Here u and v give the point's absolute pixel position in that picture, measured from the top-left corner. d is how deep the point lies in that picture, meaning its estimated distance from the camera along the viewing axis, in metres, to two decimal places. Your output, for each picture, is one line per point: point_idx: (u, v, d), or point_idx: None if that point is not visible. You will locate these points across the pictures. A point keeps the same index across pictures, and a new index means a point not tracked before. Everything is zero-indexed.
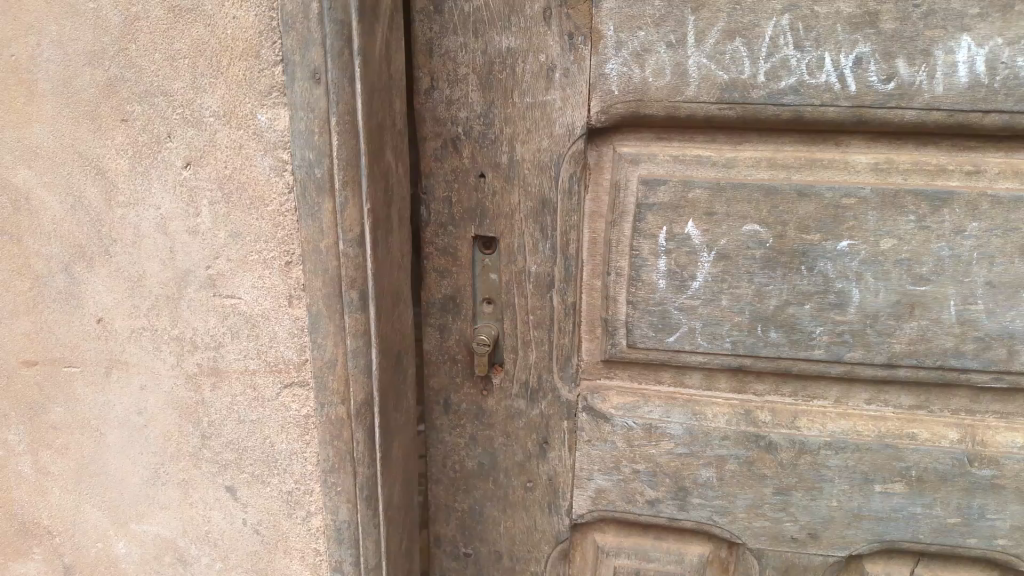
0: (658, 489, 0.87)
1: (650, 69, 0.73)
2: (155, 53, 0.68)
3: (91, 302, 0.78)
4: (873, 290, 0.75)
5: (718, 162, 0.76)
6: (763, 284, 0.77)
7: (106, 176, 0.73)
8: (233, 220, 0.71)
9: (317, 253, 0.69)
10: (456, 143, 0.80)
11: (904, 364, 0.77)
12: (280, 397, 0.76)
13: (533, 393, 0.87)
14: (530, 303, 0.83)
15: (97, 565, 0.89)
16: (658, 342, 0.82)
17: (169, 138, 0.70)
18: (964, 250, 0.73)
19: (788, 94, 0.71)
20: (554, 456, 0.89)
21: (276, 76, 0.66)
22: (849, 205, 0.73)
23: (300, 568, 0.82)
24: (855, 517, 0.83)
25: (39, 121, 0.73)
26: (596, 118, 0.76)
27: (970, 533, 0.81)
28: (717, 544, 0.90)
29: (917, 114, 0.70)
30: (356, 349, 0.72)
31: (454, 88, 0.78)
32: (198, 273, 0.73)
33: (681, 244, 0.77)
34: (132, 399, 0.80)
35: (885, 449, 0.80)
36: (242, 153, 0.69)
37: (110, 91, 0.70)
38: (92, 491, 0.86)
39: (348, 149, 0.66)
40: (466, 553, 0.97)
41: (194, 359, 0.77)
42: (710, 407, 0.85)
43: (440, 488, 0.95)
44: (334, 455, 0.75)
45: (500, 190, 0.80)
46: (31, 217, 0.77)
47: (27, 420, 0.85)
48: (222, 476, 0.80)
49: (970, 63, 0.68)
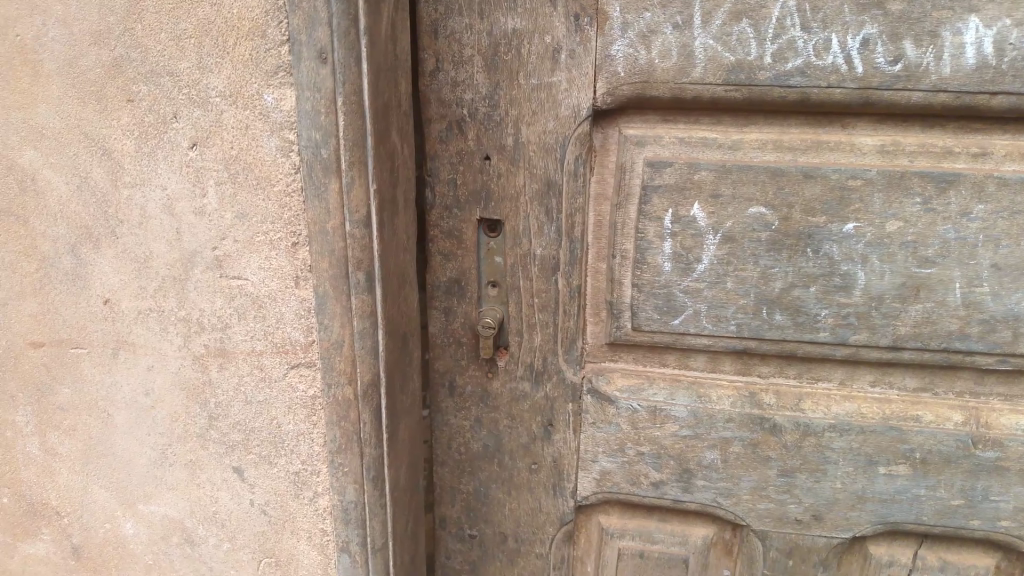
0: (662, 471, 0.88)
1: (656, 51, 0.73)
2: (161, 33, 0.68)
3: (98, 283, 0.78)
4: (878, 272, 0.75)
5: (724, 145, 0.76)
6: (768, 266, 0.77)
7: (112, 157, 0.73)
8: (239, 201, 0.71)
9: (323, 234, 0.69)
10: (462, 125, 0.80)
11: (909, 347, 0.78)
12: (286, 379, 0.76)
13: (538, 376, 0.87)
14: (535, 285, 0.83)
15: (105, 545, 0.89)
16: (662, 324, 0.82)
17: (175, 118, 0.70)
18: (970, 232, 0.73)
19: (794, 76, 0.71)
20: (559, 438, 0.89)
21: (281, 56, 0.65)
22: (855, 186, 0.73)
23: (307, 548, 0.82)
24: (859, 499, 0.84)
25: (45, 101, 0.73)
26: (601, 99, 0.75)
27: (973, 515, 0.82)
28: (721, 526, 0.91)
29: (925, 96, 0.70)
30: (362, 330, 0.72)
31: (459, 69, 0.78)
32: (204, 255, 0.73)
33: (686, 226, 0.77)
34: (139, 381, 0.80)
35: (889, 431, 0.81)
36: (248, 133, 0.69)
37: (116, 72, 0.70)
38: (100, 472, 0.86)
39: (354, 130, 0.66)
40: (471, 535, 0.98)
41: (201, 340, 0.77)
42: (714, 389, 0.85)
43: (445, 470, 0.95)
44: (340, 436, 0.76)
45: (506, 172, 0.80)
46: (38, 199, 0.77)
47: (34, 402, 0.85)
48: (230, 457, 0.81)
49: (977, 44, 0.67)
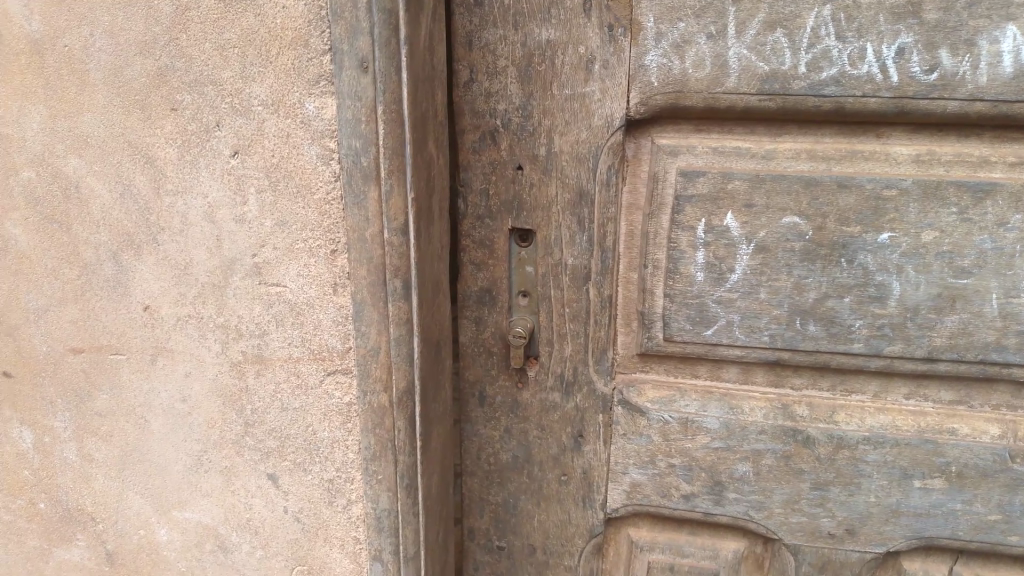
0: (694, 484, 0.87)
1: (689, 61, 0.73)
2: (206, 42, 0.69)
3: (138, 289, 0.79)
4: (914, 283, 0.75)
5: (758, 154, 0.76)
6: (802, 277, 0.77)
7: (154, 165, 0.74)
8: (280, 209, 0.71)
9: (361, 241, 0.70)
10: (495, 135, 0.80)
11: (944, 358, 0.77)
12: (322, 385, 0.76)
13: (568, 386, 0.87)
14: (566, 295, 0.83)
15: (139, 552, 0.90)
16: (694, 335, 0.82)
17: (218, 127, 0.71)
18: (1007, 243, 0.72)
19: (829, 85, 0.71)
20: (589, 450, 0.89)
21: (324, 65, 0.66)
22: (890, 196, 0.73)
23: (340, 556, 0.82)
24: (894, 513, 0.83)
25: (90, 110, 0.75)
26: (635, 109, 0.76)
27: (1011, 530, 0.80)
28: (753, 539, 0.90)
29: (960, 104, 0.70)
30: (399, 337, 0.72)
31: (493, 79, 0.78)
32: (244, 261, 0.74)
33: (719, 236, 0.77)
34: (177, 387, 0.81)
35: (925, 444, 0.80)
36: (290, 142, 0.69)
37: (161, 81, 0.71)
38: (136, 478, 0.87)
39: (393, 138, 0.67)
40: (500, 546, 0.97)
41: (239, 346, 0.78)
42: (747, 401, 0.84)
43: (475, 481, 0.95)
44: (375, 442, 0.76)
45: (538, 182, 0.80)
46: (81, 206, 0.78)
47: (72, 408, 0.86)
48: (265, 464, 0.81)
49: (1015, 53, 0.67)
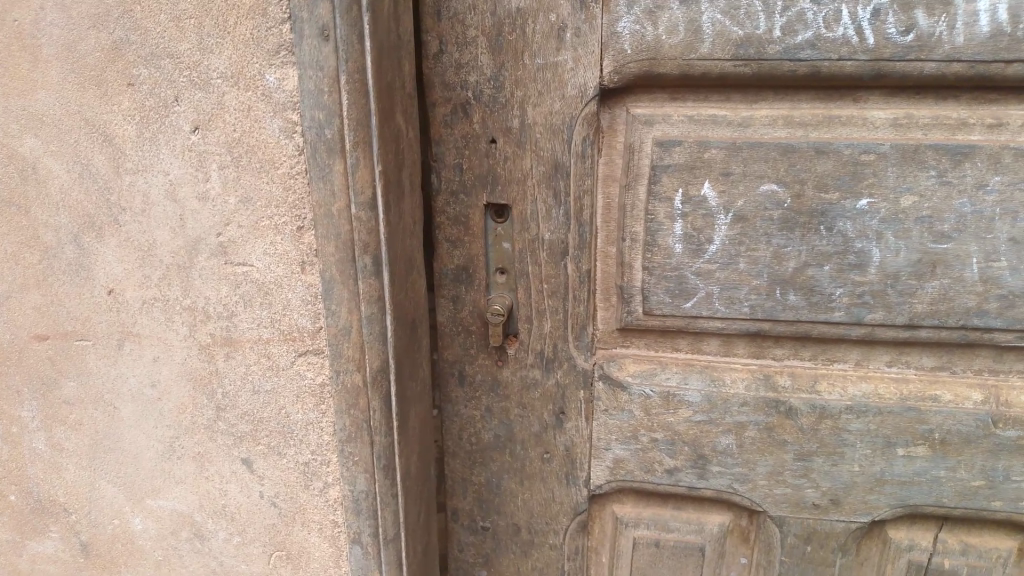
0: (677, 458, 0.86)
1: (662, 27, 0.71)
2: (161, 14, 0.67)
3: (101, 272, 0.77)
4: (893, 249, 0.74)
5: (734, 122, 0.74)
6: (781, 246, 0.76)
7: (114, 143, 0.72)
8: (243, 184, 0.70)
9: (329, 217, 0.68)
10: (466, 108, 0.78)
11: (926, 325, 0.76)
12: (294, 366, 0.75)
13: (549, 363, 0.86)
14: (544, 271, 0.82)
15: (113, 543, 0.88)
16: (674, 308, 0.81)
17: (177, 101, 0.69)
18: (986, 206, 0.71)
19: (804, 48, 0.70)
20: (571, 426, 0.88)
21: (284, 35, 0.65)
22: (868, 161, 0.72)
23: (319, 540, 0.81)
24: (878, 482, 0.82)
25: (44, 87, 0.72)
26: (608, 78, 0.74)
27: (994, 496, 0.80)
28: (737, 512, 0.89)
29: (938, 66, 0.69)
30: (371, 315, 0.71)
31: (463, 50, 0.76)
32: (209, 240, 0.72)
33: (697, 206, 0.76)
34: (145, 371, 0.79)
35: (908, 412, 0.79)
36: (252, 115, 0.68)
37: (116, 55, 0.69)
38: (107, 467, 0.85)
39: (358, 110, 0.65)
40: (483, 526, 0.96)
41: (207, 329, 0.76)
42: (728, 372, 0.83)
43: (456, 462, 0.94)
44: (351, 424, 0.75)
45: (512, 155, 0.79)
46: (39, 188, 0.76)
47: (39, 396, 0.84)
48: (239, 448, 0.80)
49: (991, 12, 0.66)
